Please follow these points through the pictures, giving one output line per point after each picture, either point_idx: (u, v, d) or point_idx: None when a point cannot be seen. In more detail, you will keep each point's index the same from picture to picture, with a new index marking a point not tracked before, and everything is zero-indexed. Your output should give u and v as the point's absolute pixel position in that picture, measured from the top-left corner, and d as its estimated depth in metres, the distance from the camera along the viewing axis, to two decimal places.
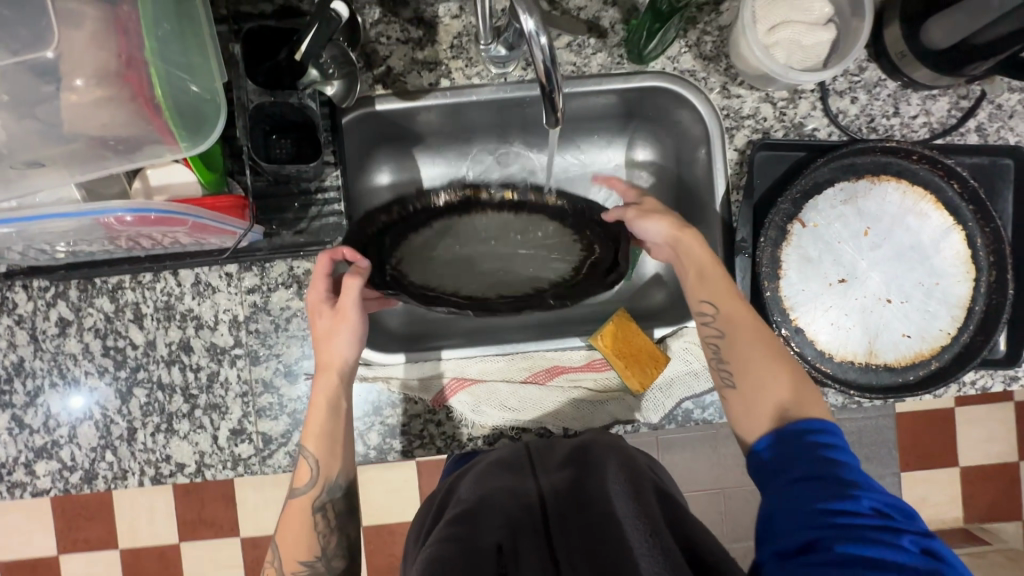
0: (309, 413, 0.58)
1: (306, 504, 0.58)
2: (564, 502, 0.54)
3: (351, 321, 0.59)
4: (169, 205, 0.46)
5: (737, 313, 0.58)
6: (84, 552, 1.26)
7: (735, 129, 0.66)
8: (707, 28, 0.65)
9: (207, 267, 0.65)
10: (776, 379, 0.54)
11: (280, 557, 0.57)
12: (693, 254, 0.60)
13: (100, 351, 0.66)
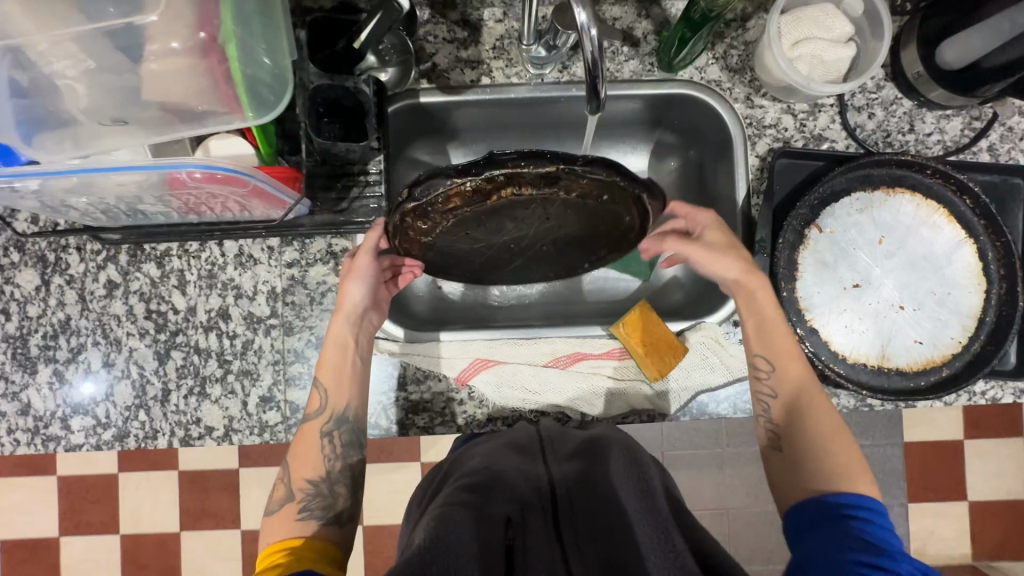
0: (324, 350, 0.63)
1: (316, 429, 0.61)
2: (573, 487, 0.55)
3: (361, 267, 0.64)
4: (236, 165, 0.50)
5: (797, 377, 0.60)
6: (83, 536, 1.25)
7: (757, 136, 0.70)
8: (733, 42, 0.69)
9: (250, 240, 0.69)
10: (826, 442, 0.56)
11: (287, 478, 0.59)
12: (762, 309, 0.62)
13: (143, 314, 0.69)
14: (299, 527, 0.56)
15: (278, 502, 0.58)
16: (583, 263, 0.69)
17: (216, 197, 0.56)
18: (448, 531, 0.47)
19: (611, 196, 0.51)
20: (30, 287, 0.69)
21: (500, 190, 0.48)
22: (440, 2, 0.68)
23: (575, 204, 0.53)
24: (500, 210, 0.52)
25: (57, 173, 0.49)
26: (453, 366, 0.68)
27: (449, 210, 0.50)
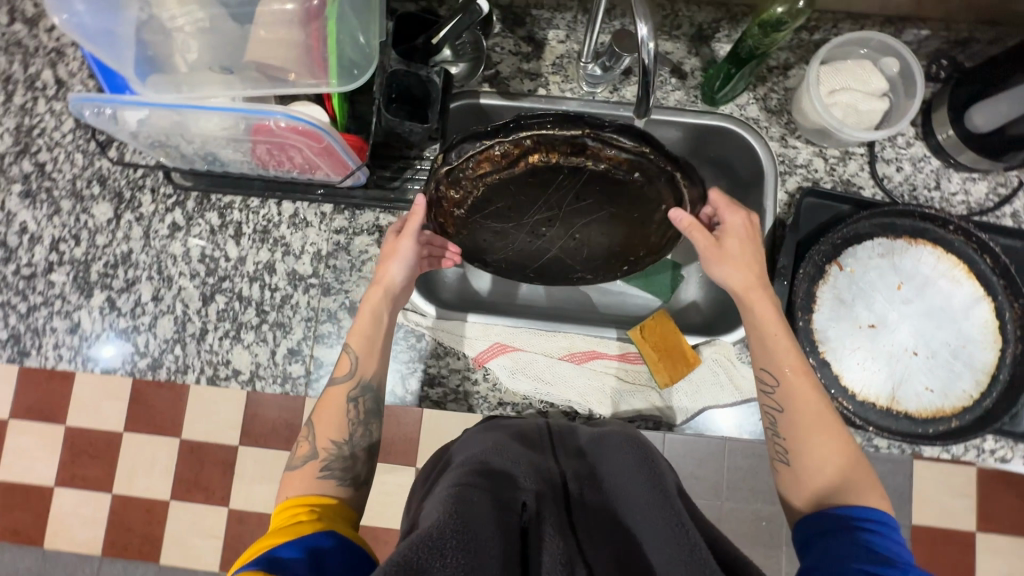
0: (359, 318, 0.66)
1: (342, 393, 0.62)
2: (583, 483, 0.55)
3: (405, 250, 0.66)
4: (316, 120, 0.56)
5: (804, 392, 0.59)
6: None
7: (788, 174, 0.74)
8: (774, 87, 0.75)
9: (307, 205, 0.75)
10: (833, 454, 0.56)
11: (313, 437, 0.60)
12: (762, 321, 0.61)
13: (197, 256, 0.74)
14: (319, 485, 0.56)
15: (301, 458, 0.58)
16: (623, 266, 0.71)
17: (291, 148, 0.62)
18: (453, 515, 0.41)
19: (641, 171, 0.56)
20: (103, 219, 0.75)
21: (526, 155, 0.55)
22: (511, 20, 0.76)
23: (603, 178, 0.58)
24: (524, 174, 0.58)
25: (155, 105, 0.56)
26: (473, 346, 0.71)
27: (476, 175, 0.57)
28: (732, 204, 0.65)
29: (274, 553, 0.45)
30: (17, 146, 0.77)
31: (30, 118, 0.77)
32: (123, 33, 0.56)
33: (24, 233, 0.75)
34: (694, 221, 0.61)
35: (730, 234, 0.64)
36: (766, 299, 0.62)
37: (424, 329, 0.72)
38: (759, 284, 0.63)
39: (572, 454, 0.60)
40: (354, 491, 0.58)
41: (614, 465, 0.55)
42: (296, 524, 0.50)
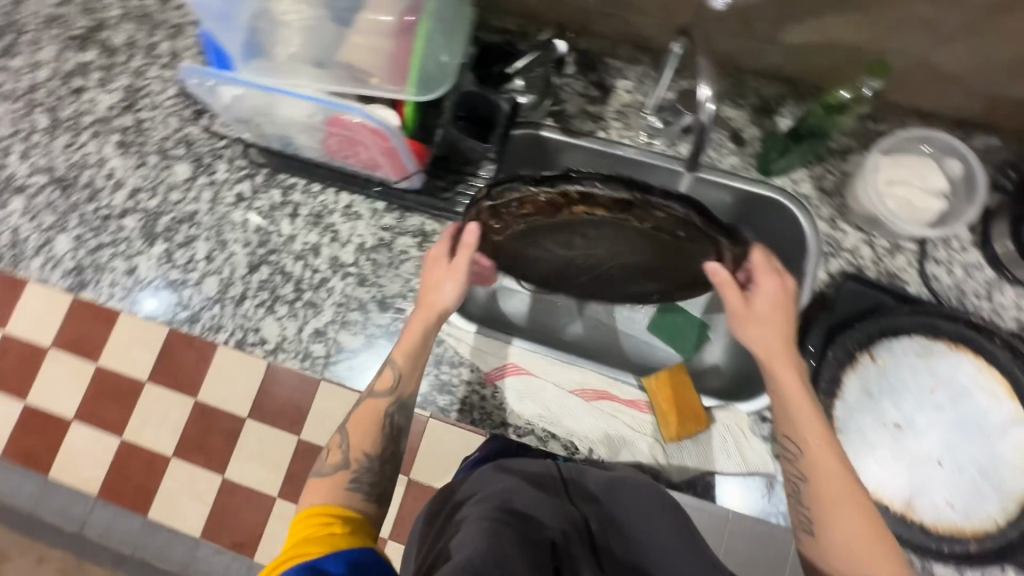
0: (402, 337, 0.67)
1: (380, 407, 0.66)
2: (607, 530, 0.65)
3: (460, 274, 0.66)
4: (388, 120, 0.61)
5: (829, 467, 0.58)
6: (92, 426, 1.55)
7: (832, 255, 0.73)
8: (831, 168, 0.75)
9: (362, 198, 0.79)
10: (859, 530, 0.57)
11: (347, 446, 0.65)
12: (790, 395, 0.60)
13: (253, 227, 0.80)
14: (346, 496, 0.62)
15: (332, 465, 0.64)
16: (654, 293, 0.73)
17: (359, 144, 0.67)
18: (490, 546, 0.49)
19: (687, 232, 0.54)
20: (180, 177, 0.82)
21: (571, 205, 0.53)
22: (585, 64, 0.79)
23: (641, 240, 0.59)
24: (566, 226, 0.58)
25: (251, 86, 0.62)
26: (485, 361, 0.72)
27: (520, 218, 0.57)
28: (768, 268, 0.63)
29: (320, 561, 0.53)
30: (125, 102, 0.85)
31: (141, 80, 0.86)
32: (240, 17, 0.63)
33: (111, 178, 0.83)
34: (728, 279, 0.62)
35: (761, 298, 0.63)
36: (793, 369, 0.61)
37: (443, 333, 0.74)
38: (788, 356, 0.62)
39: (585, 496, 0.68)
40: (377, 508, 0.64)
41: (631, 505, 0.65)
42: (335, 533, 0.58)
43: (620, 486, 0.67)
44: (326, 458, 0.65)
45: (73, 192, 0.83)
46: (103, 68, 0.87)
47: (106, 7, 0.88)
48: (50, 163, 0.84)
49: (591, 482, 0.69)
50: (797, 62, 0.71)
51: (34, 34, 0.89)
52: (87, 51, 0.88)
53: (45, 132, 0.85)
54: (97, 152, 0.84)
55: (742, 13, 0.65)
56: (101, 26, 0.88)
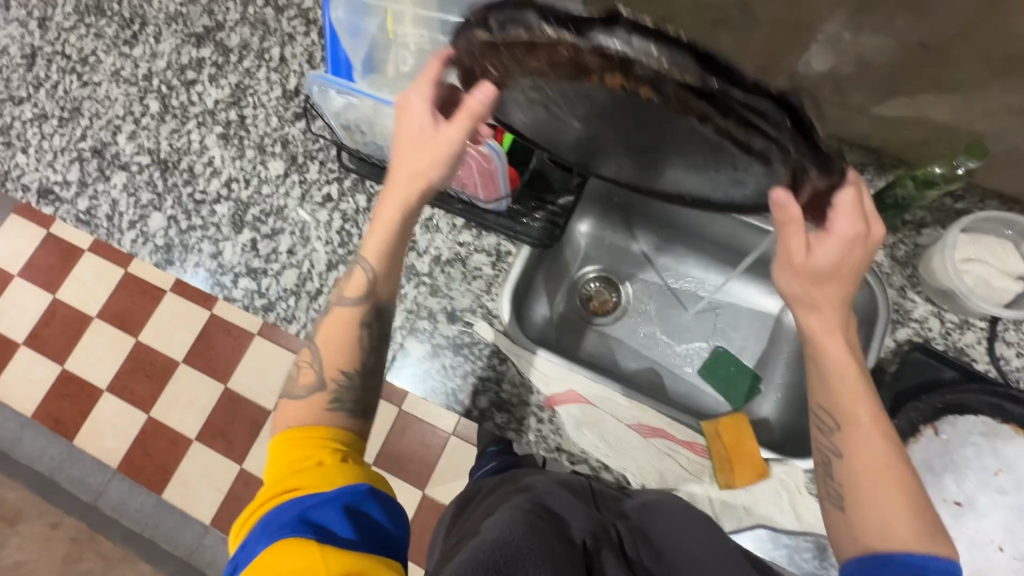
0: (376, 231, 0.63)
1: (352, 314, 0.65)
2: (638, 544, 0.62)
3: (445, 153, 0.57)
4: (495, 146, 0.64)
5: (870, 446, 0.55)
6: (121, 400, 1.63)
7: (899, 323, 0.75)
8: (905, 238, 0.77)
9: (442, 213, 0.82)
10: (898, 510, 0.53)
11: (319, 366, 0.64)
12: (834, 362, 0.56)
13: (337, 227, 0.83)
14: (327, 417, 0.62)
15: (306, 387, 0.63)
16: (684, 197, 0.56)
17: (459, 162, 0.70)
18: (528, 536, 0.53)
19: (765, 153, 0.37)
20: (274, 173, 0.87)
21: (602, 75, 0.35)
22: None
23: (693, 155, 0.46)
24: (586, 103, 0.43)
25: (364, 95, 0.67)
26: (550, 386, 0.73)
27: (524, 67, 0.38)
28: (852, 210, 0.49)
29: (309, 509, 0.54)
30: (231, 98, 0.91)
31: (249, 80, 0.92)
32: (369, 32, 0.69)
33: (209, 166, 0.87)
34: (797, 216, 0.47)
35: (826, 246, 0.52)
36: (840, 338, 0.56)
37: (511, 353, 0.75)
38: (837, 327, 0.56)
39: (616, 512, 0.66)
40: (362, 419, 0.65)
41: (668, 526, 0.62)
42: (320, 468, 0.57)
43: (650, 505, 0.65)
44: (298, 379, 0.64)
45: (172, 174, 0.87)
46: (215, 65, 0.93)
47: (227, 11, 0.96)
48: (155, 145, 0.89)
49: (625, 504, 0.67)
50: (883, 132, 0.73)
51: (156, 27, 0.96)
52: (203, 48, 0.94)
53: (154, 116, 0.91)
54: (199, 141, 0.89)
55: (838, 80, 0.67)
56: (220, 27, 0.95)
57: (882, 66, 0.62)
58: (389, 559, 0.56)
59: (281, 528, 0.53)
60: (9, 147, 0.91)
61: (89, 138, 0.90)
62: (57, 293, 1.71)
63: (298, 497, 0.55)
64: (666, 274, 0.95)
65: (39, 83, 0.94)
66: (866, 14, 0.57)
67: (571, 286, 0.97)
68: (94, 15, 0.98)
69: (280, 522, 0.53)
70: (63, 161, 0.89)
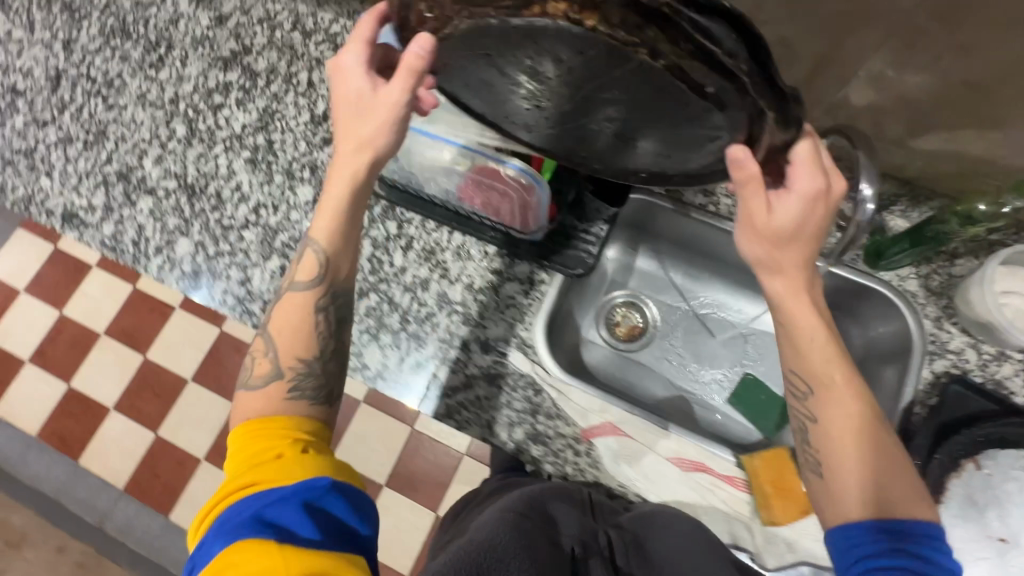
0: (324, 208, 0.64)
1: (308, 300, 0.65)
2: (630, 553, 0.62)
3: (389, 116, 0.58)
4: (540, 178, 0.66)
5: (844, 405, 0.56)
6: (129, 418, 1.59)
7: (936, 355, 0.74)
8: (938, 268, 0.77)
9: (474, 240, 0.82)
10: (874, 462, 0.55)
11: (274, 356, 0.63)
12: (805, 325, 0.58)
13: (367, 254, 0.82)
14: (286, 406, 0.61)
15: (263, 378, 0.63)
16: (639, 171, 0.57)
17: (497, 194, 0.72)
18: (513, 538, 0.55)
19: (718, 91, 0.38)
20: (303, 198, 0.86)
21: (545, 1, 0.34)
22: None
23: (638, 118, 0.46)
24: (520, 64, 0.43)
25: None
26: (586, 419, 0.73)
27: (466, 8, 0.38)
28: (812, 167, 0.52)
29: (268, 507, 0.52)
30: (259, 122, 0.91)
31: (277, 104, 0.92)
32: None
33: (236, 192, 0.87)
34: (756, 174, 0.48)
35: (784, 205, 0.54)
36: (805, 299, 0.58)
37: (547, 385, 0.75)
38: (803, 287, 0.58)
39: (613, 521, 0.66)
40: (328, 408, 0.64)
41: (666, 541, 0.63)
42: (277, 462, 0.55)
43: (654, 513, 0.66)
44: (253, 371, 0.63)
45: (200, 199, 0.87)
46: (242, 89, 0.93)
47: (253, 36, 0.96)
48: (182, 170, 0.88)
49: (622, 515, 0.67)
50: (918, 164, 0.73)
51: (183, 51, 0.96)
52: (230, 72, 0.94)
53: (181, 140, 0.90)
54: (227, 166, 0.88)
55: (877, 114, 0.67)
56: (246, 51, 0.95)
57: (923, 100, 0.62)
58: (355, 556, 0.54)
59: (236, 529, 0.51)
60: (33, 170, 0.90)
61: (115, 162, 0.90)
62: (65, 309, 1.68)
63: (254, 496, 0.53)
64: (692, 298, 0.96)
65: (64, 106, 0.94)
66: (911, 53, 0.57)
67: (597, 311, 0.97)
68: (120, 38, 0.97)
69: (235, 524, 0.52)
70: (88, 186, 0.89)
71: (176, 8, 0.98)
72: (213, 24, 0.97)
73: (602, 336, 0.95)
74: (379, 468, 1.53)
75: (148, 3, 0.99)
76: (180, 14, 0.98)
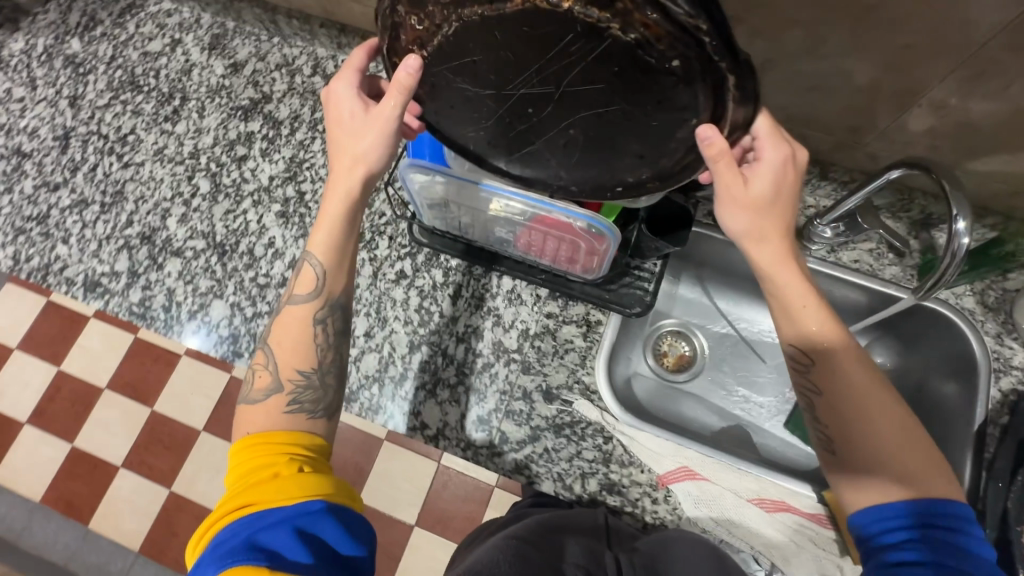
0: (320, 222, 0.60)
1: (305, 314, 0.60)
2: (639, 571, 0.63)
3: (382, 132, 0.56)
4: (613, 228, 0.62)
5: (847, 373, 0.53)
6: (139, 476, 1.40)
7: (1001, 372, 0.75)
8: (993, 284, 0.78)
9: (525, 283, 0.80)
10: (885, 427, 0.50)
11: (274, 368, 0.58)
12: (794, 296, 0.55)
13: (415, 305, 0.80)
14: (287, 420, 0.56)
15: (263, 391, 0.57)
16: (615, 185, 0.56)
17: (562, 238, 0.68)
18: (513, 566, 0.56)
19: (682, 64, 0.41)
20: None
21: None
22: None
23: (623, 106, 0.47)
24: (503, 60, 0.46)
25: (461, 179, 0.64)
26: (661, 464, 0.71)
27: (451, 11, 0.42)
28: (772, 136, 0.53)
29: (259, 533, 0.48)
30: (287, 173, 0.87)
31: (304, 152, 0.88)
32: None
33: (270, 247, 0.83)
34: (725, 150, 0.47)
35: (761, 176, 0.54)
36: (792, 267, 0.55)
37: (616, 432, 0.72)
38: (788, 255, 0.56)
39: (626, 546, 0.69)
40: (327, 421, 0.59)
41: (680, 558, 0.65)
42: (273, 482, 0.51)
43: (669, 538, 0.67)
44: (254, 385, 0.58)
45: (232, 258, 0.83)
46: (266, 139, 0.89)
47: (272, 82, 0.92)
48: (209, 228, 0.85)
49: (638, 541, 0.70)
50: (973, 185, 0.72)
51: (198, 102, 0.93)
52: (252, 121, 0.91)
53: (205, 197, 0.87)
54: (257, 221, 0.85)
55: (933, 140, 0.67)
56: (266, 99, 0.92)
57: (983, 126, 0.62)
58: None
59: (228, 554, 0.47)
60: (47, 238, 0.85)
61: (136, 224, 0.86)
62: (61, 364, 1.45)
63: (246, 518, 0.49)
64: (738, 323, 0.95)
65: (76, 167, 0.90)
66: (979, 82, 0.57)
67: (644, 341, 0.94)
68: (130, 91, 0.94)
69: (228, 547, 0.48)
70: (109, 251, 0.84)
71: (187, 57, 0.95)
72: (229, 72, 0.94)
73: (650, 366, 0.93)
74: (412, 507, 1.31)
75: (157, 53, 0.96)
76: (192, 64, 0.95)
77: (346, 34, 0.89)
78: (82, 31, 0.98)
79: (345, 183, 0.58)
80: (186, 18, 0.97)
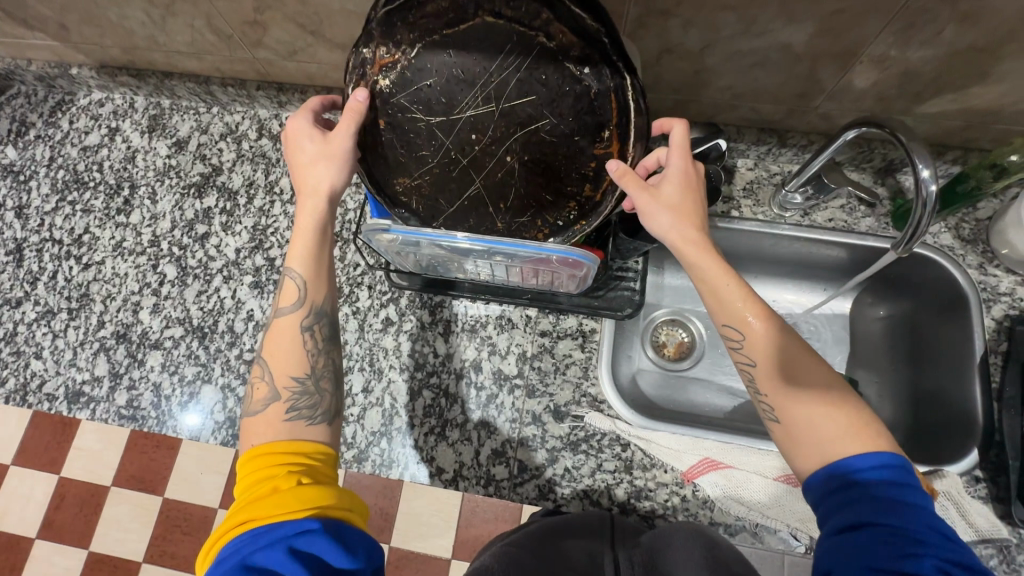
0: (292, 245, 0.57)
1: (293, 325, 0.56)
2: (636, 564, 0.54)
3: (341, 152, 0.56)
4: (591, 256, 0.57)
5: (774, 340, 0.52)
6: None
7: (992, 301, 0.76)
8: (965, 218, 0.79)
9: (513, 306, 0.79)
10: (811, 391, 0.49)
11: (269, 377, 0.54)
12: (716, 279, 0.54)
13: (407, 351, 0.79)
14: (287, 429, 0.51)
15: (261, 402, 0.53)
16: (546, 234, 0.60)
17: (543, 267, 0.64)
18: (510, 569, 0.49)
19: (591, 68, 0.53)
20: None
21: (475, 16, 0.53)
22: None
23: (552, 121, 0.57)
24: (453, 81, 0.56)
25: (426, 235, 0.57)
26: (682, 460, 0.70)
27: (417, 42, 0.54)
28: (681, 146, 0.57)
29: (252, 556, 0.43)
30: (252, 242, 0.86)
31: (266, 218, 0.87)
32: None
33: (251, 320, 0.81)
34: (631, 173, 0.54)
35: (669, 180, 0.56)
36: (708, 250, 0.55)
37: (632, 438, 0.72)
38: (706, 242, 0.55)
39: (627, 543, 0.60)
40: (328, 427, 0.54)
41: (676, 548, 0.56)
42: (271, 496, 0.46)
43: (661, 531, 0.59)
44: (251, 397, 0.54)
45: (213, 340, 0.81)
46: (225, 212, 0.88)
47: (220, 153, 0.91)
48: (185, 314, 0.83)
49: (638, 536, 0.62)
50: (928, 126, 0.73)
51: (149, 187, 0.90)
52: (207, 197, 0.89)
53: (174, 282, 0.85)
54: (232, 296, 0.83)
55: (881, 92, 0.68)
56: (217, 171, 0.90)
57: (928, 71, 0.63)
58: None
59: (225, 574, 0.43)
60: (18, 355, 0.83)
61: (109, 323, 0.83)
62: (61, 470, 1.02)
63: (246, 536, 0.44)
64: None
65: (35, 278, 0.87)
66: (913, 32, 0.57)
67: (641, 333, 0.94)
68: (76, 190, 0.92)
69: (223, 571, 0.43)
70: (86, 356, 0.82)
71: (128, 144, 0.93)
72: (174, 152, 0.92)
73: (651, 359, 0.92)
74: (442, 542, 0.82)
75: (96, 146, 0.94)
76: (135, 150, 0.93)
77: (284, 92, 0.86)
78: (15, 137, 0.95)
79: (310, 205, 0.56)
80: (119, 105, 0.95)
